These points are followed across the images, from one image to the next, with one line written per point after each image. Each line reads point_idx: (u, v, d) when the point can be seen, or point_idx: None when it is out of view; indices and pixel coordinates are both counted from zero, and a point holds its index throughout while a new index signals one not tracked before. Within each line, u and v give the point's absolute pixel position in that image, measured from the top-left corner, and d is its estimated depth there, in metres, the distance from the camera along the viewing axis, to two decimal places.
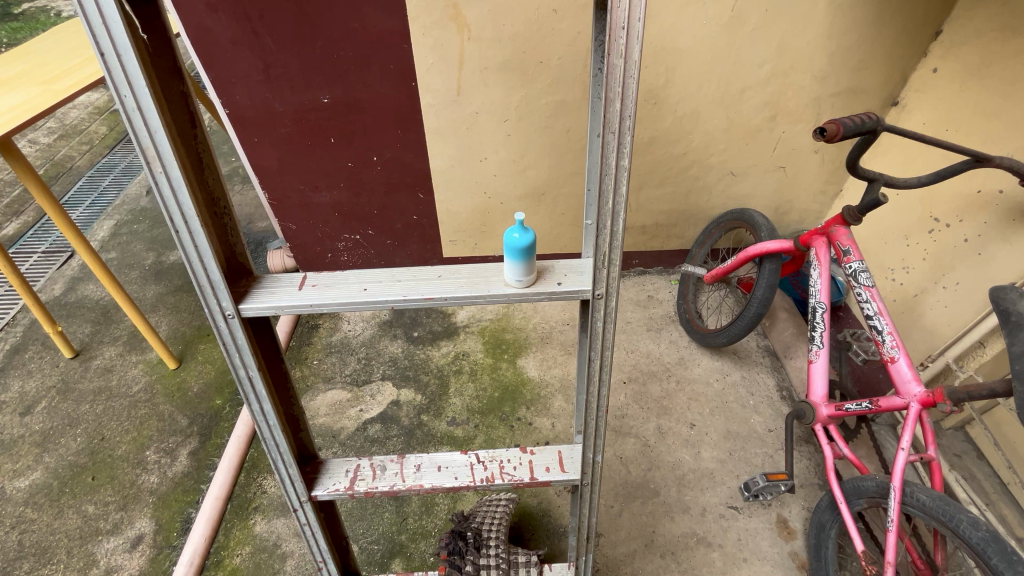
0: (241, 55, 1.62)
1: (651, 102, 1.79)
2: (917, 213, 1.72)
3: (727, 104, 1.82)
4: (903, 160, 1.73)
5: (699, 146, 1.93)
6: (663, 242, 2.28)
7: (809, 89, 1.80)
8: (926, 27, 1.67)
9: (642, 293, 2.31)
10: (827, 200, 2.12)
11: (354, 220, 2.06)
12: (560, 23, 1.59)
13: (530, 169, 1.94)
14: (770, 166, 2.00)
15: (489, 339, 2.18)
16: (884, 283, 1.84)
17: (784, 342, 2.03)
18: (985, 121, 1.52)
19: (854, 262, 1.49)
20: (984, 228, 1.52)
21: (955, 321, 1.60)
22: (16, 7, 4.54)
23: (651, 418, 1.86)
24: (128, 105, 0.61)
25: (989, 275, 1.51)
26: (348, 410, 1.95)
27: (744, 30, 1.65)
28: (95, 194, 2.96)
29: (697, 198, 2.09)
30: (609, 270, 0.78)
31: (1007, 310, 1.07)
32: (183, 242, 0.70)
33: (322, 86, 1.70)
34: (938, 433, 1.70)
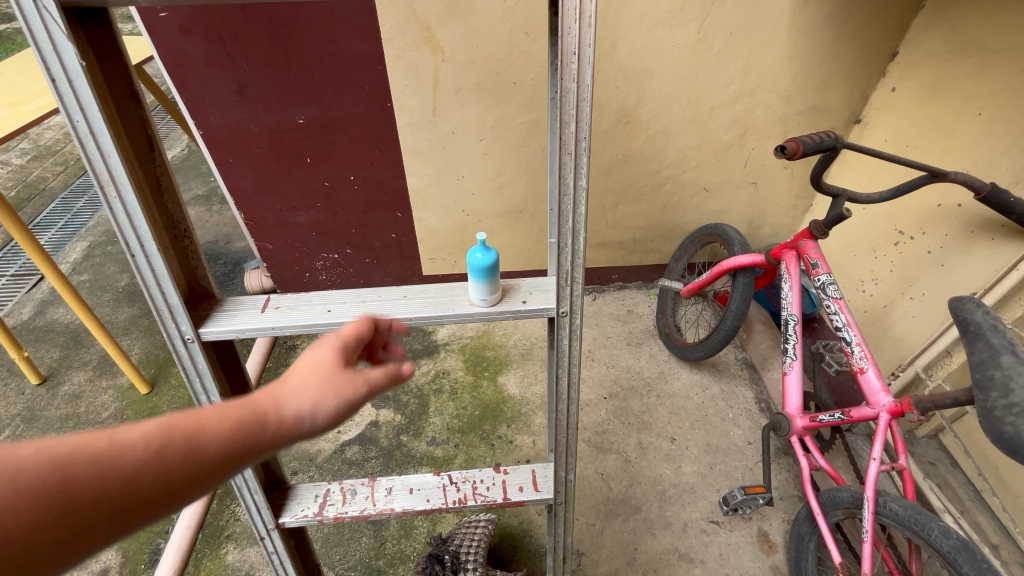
0: (215, 77, 1.61)
1: (623, 121, 1.83)
2: (883, 226, 1.77)
3: (697, 122, 1.86)
4: (867, 176, 1.79)
5: (672, 164, 1.97)
6: (641, 256, 2.31)
7: (776, 108, 1.85)
8: (883, 48, 1.74)
9: (621, 308, 2.33)
10: (799, 213, 2.18)
11: (331, 239, 2.06)
12: (532, 45, 1.63)
13: (507, 187, 1.97)
14: (741, 182, 2.05)
15: (470, 356, 2.17)
16: (856, 294, 1.89)
17: (761, 354, 2.05)
18: (942, 137, 1.58)
19: (822, 275, 1.51)
20: (945, 239, 1.56)
21: (924, 330, 1.63)
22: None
23: (632, 434, 1.86)
24: (80, 130, 0.61)
25: (952, 285, 1.54)
26: (325, 432, 1.91)
27: (709, 52, 1.70)
28: (68, 216, 2.91)
29: (673, 213, 2.14)
30: (572, 288, 0.78)
31: (966, 320, 1.10)
32: (139, 266, 0.69)
33: (298, 107, 1.70)
34: (912, 442, 1.72)
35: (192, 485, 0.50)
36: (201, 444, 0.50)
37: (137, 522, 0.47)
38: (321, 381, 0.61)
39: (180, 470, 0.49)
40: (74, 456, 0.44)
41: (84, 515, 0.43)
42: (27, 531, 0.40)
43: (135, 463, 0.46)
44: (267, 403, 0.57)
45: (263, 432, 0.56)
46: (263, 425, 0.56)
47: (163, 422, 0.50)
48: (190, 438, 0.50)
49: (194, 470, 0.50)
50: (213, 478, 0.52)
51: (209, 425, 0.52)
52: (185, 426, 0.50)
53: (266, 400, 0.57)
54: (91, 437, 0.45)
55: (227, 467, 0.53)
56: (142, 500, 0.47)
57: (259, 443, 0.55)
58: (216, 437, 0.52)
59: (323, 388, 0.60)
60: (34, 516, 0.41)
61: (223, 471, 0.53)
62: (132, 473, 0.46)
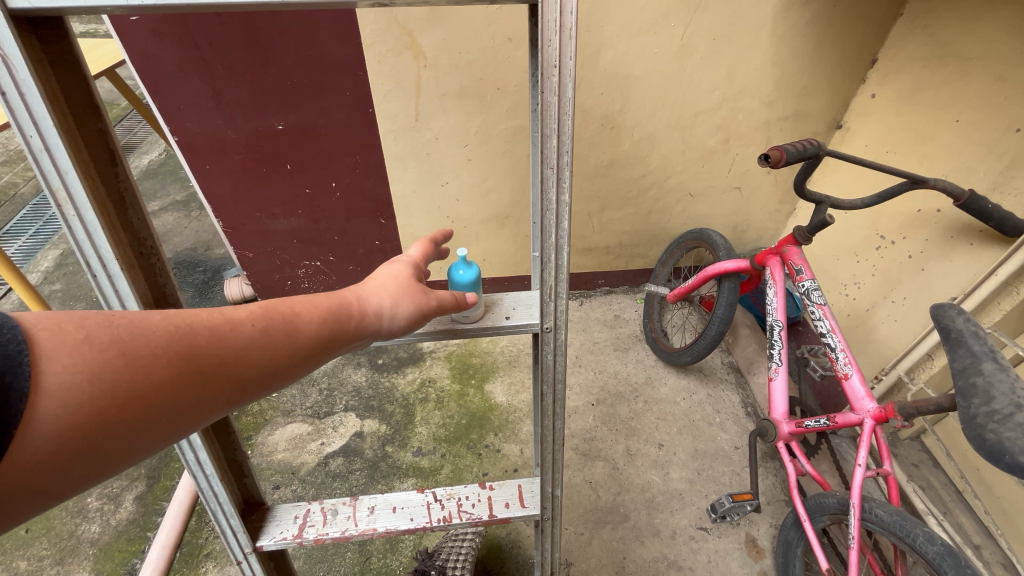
0: (190, 81, 1.56)
1: (608, 127, 1.82)
2: (865, 231, 1.79)
3: (681, 128, 1.86)
4: (849, 182, 1.81)
5: (657, 169, 1.97)
6: (627, 261, 2.31)
7: (760, 113, 1.86)
8: (864, 55, 1.76)
9: (608, 313, 2.32)
10: (782, 217, 2.20)
11: (313, 246, 2.03)
12: (516, 51, 1.61)
13: (492, 193, 1.95)
14: (726, 187, 2.06)
15: (456, 364, 2.15)
16: (839, 298, 1.90)
17: (747, 358, 2.06)
18: (921, 143, 1.60)
19: (807, 281, 1.51)
20: (926, 244, 1.58)
21: (905, 334, 1.65)
22: None
23: (620, 440, 1.85)
24: (34, 146, 0.58)
25: (933, 289, 1.56)
26: (309, 444, 1.87)
27: (693, 59, 1.69)
28: (40, 223, 2.82)
29: (659, 218, 2.14)
30: (556, 303, 0.76)
31: (948, 326, 1.10)
32: (102, 286, 0.67)
33: (277, 113, 1.66)
34: (895, 444, 1.74)
35: (292, 361, 0.58)
36: (297, 325, 0.59)
37: (252, 389, 0.55)
38: (395, 282, 0.70)
39: (281, 346, 0.57)
40: (203, 327, 0.51)
41: (215, 372, 0.51)
42: (173, 382, 0.47)
43: (250, 337, 0.54)
44: (350, 298, 0.65)
45: (347, 323, 0.64)
46: (347, 317, 0.64)
47: (265, 308, 0.58)
48: (290, 322, 0.58)
49: (295, 348, 0.58)
50: (309, 359, 0.60)
51: (305, 312, 0.60)
52: (284, 312, 0.58)
53: (349, 295, 0.66)
54: (213, 313, 0.53)
55: (320, 349, 0.61)
56: (253, 367, 0.54)
57: (346, 330, 0.63)
58: (310, 321, 0.60)
59: (397, 289, 0.69)
60: (178, 370, 0.48)
61: (315, 353, 0.61)
62: (247, 346, 0.54)
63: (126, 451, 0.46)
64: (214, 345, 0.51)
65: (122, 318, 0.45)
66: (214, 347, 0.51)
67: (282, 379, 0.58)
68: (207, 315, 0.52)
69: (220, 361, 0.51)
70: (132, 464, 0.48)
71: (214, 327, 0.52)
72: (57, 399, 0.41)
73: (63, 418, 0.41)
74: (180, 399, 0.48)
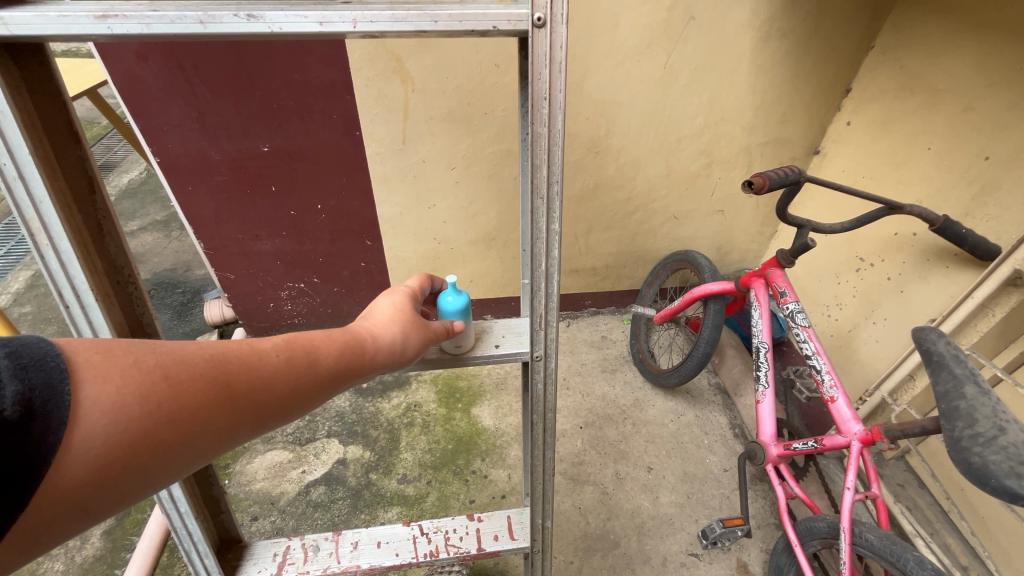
0: (173, 103, 1.54)
1: (594, 151, 1.84)
2: (844, 254, 1.83)
3: (665, 153, 1.90)
4: (827, 206, 1.85)
5: (642, 193, 2.00)
6: (614, 282, 2.32)
7: (740, 139, 1.90)
8: (838, 85, 1.82)
9: (595, 334, 2.32)
10: (764, 239, 2.25)
11: (297, 268, 2.00)
12: (503, 77, 1.63)
13: (479, 215, 1.96)
14: (709, 210, 2.10)
15: (442, 387, 2.11)
16: (822, 319, 1.93)
17: (734, 380, 2.06)
18: (896, 169, 1.65)
19: (791, 303, 1.53)
20: (904, 267, 1.62)
21: (887, 355, 1.68)
22: None
23: (608, 464, 1.83)
24: (8, 174, 0.56)
25: (911, 311, 1.59)
26: (289, 472, 1.81)
27: (676, 86, 1.73)
28: (11, 243, 2.74)
29: (644, 240, 2.16)
30: (546, 331, 0.75)
31: (929, 350, 1.13)
32: (75, 317, 0.65)
33: (262, 135, 1.65)
34: (881, 464, 1.75)
35: (314, 392, 0.57)
36: (318, 357, 0.58)
37: (273, 421, 0.54)
38: (401, 315, 0.70)
39: (305, 376, 0.56)
40: (225, 360, 0.50)
41: (234, 405, 0.49)
42: (191, 416, 0.46)
43: (276, 370, 0.54)
44: (364, 332, 0.64)
45: (364, 359, 0.63)
46: (365, 350, 0.63)
47: (289, 340, 0.57)
48: (308, 356, 0.57)
49: (315, 383, 0.57)
50: (325, 394, 0.59)
51: (326, 346, 0.59)
52: (308, 344, 0.58)
53: (365, 327, 0.65)
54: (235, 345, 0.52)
55: (338, 384, 0.60)
56: (278, 397, 0.54)
57: (364, 362, 0.63)
58: (333, 353, 0.59)
59: (405, 322, 0.69)
60: (198, 403, 0.46)
61: (334, 386, 0.60)
62: (273, 377, 0.53)
63: (156, 479, 0.45)
64: (232, 379, 0.50)
65: (162, 346, 0.45)
66: (232, 381, 0.49)
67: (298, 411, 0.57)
68: (225, 350, 0.50)
69: (241, 395, 0.50)
70: (150, 492, 0.46)
71: (236, 361, 0.51)
72: (93, 423, 0.40)
73: (102, 445, 0.40)
74: (198, 431, 0.46)
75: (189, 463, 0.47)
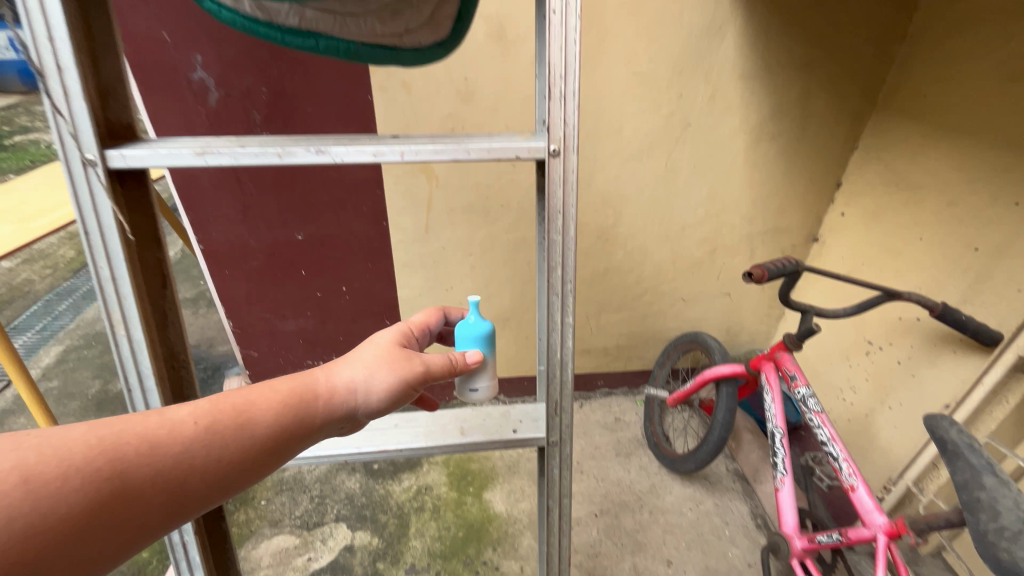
0: (222, 198, 1.71)
1: (603, 239, 1.96)
2: (852, 337, 1.86)
3: (670, 240, 2.01)
4: (830, 292, 1.92)
5: (650, 276, 2.09)
6: (626, 362, 2.34)
7: (741, 227, 2.02)
8: (829, 180, 1.96)
9: (609, 415, 2.31)
10: (773, 320, 2.30)
11: (318, 347, 2.08)
12: (518, 174, 1.79)
13: (494, 297, 2.05)
14: (716, 293, 2.17)
15: (454, 470, 2.08)
16: (838, 403, 1.92)
17: (753, 466, 1.99)
18: (893, 257, 1.73)
19: (801, 388, 1.55)
20: (912, 351, 1.64)
21: (906, 441, 1.65)
22: (7, 139, 4.78)
23: (625, 557, 1.75)
24: (103, 275, 0.67)
25: (926, 396, 1.59)
26: (295, 560, 1.76)
27: (677, 182, 1.88)
28: (48, 318, 2.88)
29: (654, 321, 2.22)
30: (561, 416, 0.80)
31: (942, 437, 1.11)
32: (135, 399, 0.72)
33: (298, 225, 1.80)
34: (917, 562, 1.62)
35: (247, 449, 0.65)
36: (251, 416, 0.66)
37: (216, 483, 0.63)
38: (363, 360, 0.79)
39: (233, 439, 0.64)
40: (142, 441, 0.58)
41: (158, 481, 0.58)
42: (108, 499, 0.55)
43: (198, 440, 0.62)
44: (305, 381, 0.73)
45: (305, 408, 0.70)
46: (304, 402, 0.70)
47: (214, 405, 0.65)
48: (237, 419, 0.65)
49: (245, 443, 0.65)
50: (266, 447, 0.67)
51: (257, 405, 0.67)
52: (233, 406, 0.66)
53: (307, 378, 0.74)
54: (157, 422, 0.60)
55: (278, 435, 0.68)
56: (206, 463, 0.62)
57: (301, 412, 0.70)
58: (264, 410, 0.67)
59: (365, 366, 0.78)
60: (112, 487, 0.55)
61: (273, 439, 0.67)
62: (194, 448, 0.61)
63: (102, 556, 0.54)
64: (151, 457, 0.58)
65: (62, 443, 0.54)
66: (150, 459, 0.58)
67: (241, 472, 0.65)
68: (149, 429, 0.59)
69: (159, 470, 0.58)
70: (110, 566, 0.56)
71: (155, 439, 0.59)
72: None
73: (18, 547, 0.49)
74: (121, 512, 0.55)
75: (132, 540, 0.56)
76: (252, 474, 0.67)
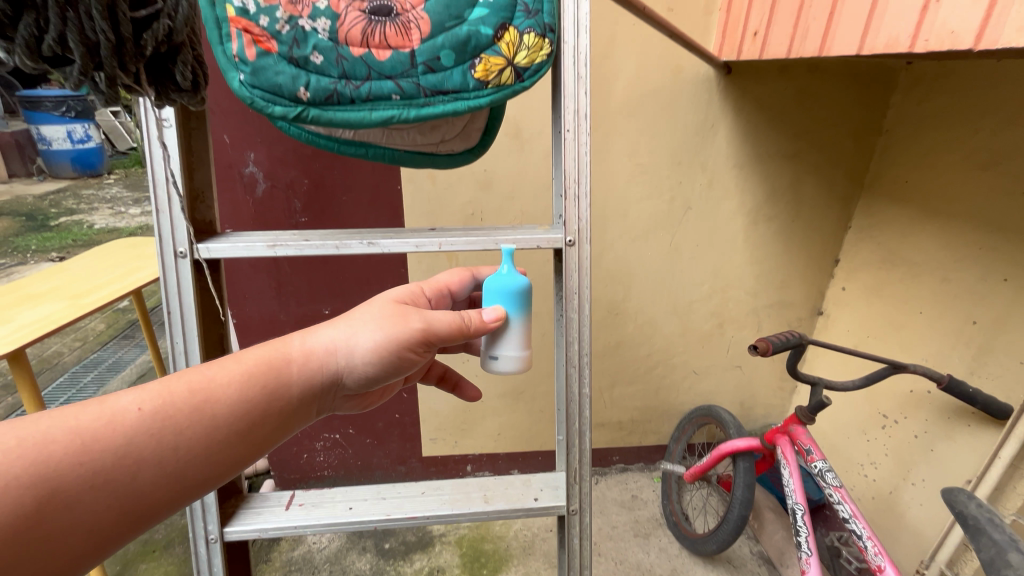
0: (258, 277, 1.85)
1: (613, 313, 2.04)
2: (867, 410, 1.86)
3: (679, 314, 2.09)
4: (840, 365, 1.95)
5: (660, 349, 2.15)
6: (641, 436, 2.33)
7: (746, 302, 2.10)
8: (827, 257, 2.06)
9: (625, 493, 2.26)
10: (786, 393, 2.31)
11: (335, 420, 2.11)
12: (532, 254, 1.92)
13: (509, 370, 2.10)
14: (727, 365, 2.21)
15: (467, 550, 2.02)
16: (860, 480, 1.88)
17: (778, 547, 1.92)
18: (897, 330, 1.78)
19: (818, 462, 1.55)
20: (927, 424, 1.64)
21: (935, 521, 1.61)
22: (53, 221, 5.14)
23: None
24: (178, 347, 0.85)
25: (948, 472, 1.57)
26: None
27: (682, 259, 1.99)
28: (72, 390, 2.96)
29: (667, 394, 2.24)
30: (581, 484, 0.84)
31: (963, 512, 1.11)
32: None
33: (326, 301, 1.92)
34: None
35: (214, 428, 0.63)
36: (214, 395, 0.64)
37: (183, 466, 0.61)
38: (352, 323, 0.77)
39: (192, 421, 0.62)
40: (75, 439, 0.54)
41: (113, 472, 0.56)
42: (35, 508, 0.50)
43: (151, 427, 0.59)
44: (271, 358, 0.70)
45: (270, 384, 0.68)
46: (270, 378, 0.69)
47: (163, 393, 0.61)
48: (192, 403, 0.62)
49: (201, 428, 0.62)
50: (228, 429, 0.64)
51: (215, 385, 0.65)
52: (186, 393, 0.63)
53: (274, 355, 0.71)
54: (97, 414, 0.57)
55: (241, 415, 0.66)
56: (164, 447, 0.59)
57: (265, 389, 0.68)
58: (225, 390, 0.65)
59: (352, 328, 0.76)
60: (39, 495, 0.51)
61: (236, 417, 0.65)
62: (146, 436, 0.58)
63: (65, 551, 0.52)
64: (87, 457, 0.54)
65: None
66: (85, 460, 0.54)
67: (206, 457, 0.62)
68: (86, 427, 0.56)
69: (96, 470, 0.55)
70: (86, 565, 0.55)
71: (93, 436, 0.56)
72: None
73: None
74: (56, 518, 0.52)
75: (104, 534, 0.55)
76: (215, 463, 0.64)
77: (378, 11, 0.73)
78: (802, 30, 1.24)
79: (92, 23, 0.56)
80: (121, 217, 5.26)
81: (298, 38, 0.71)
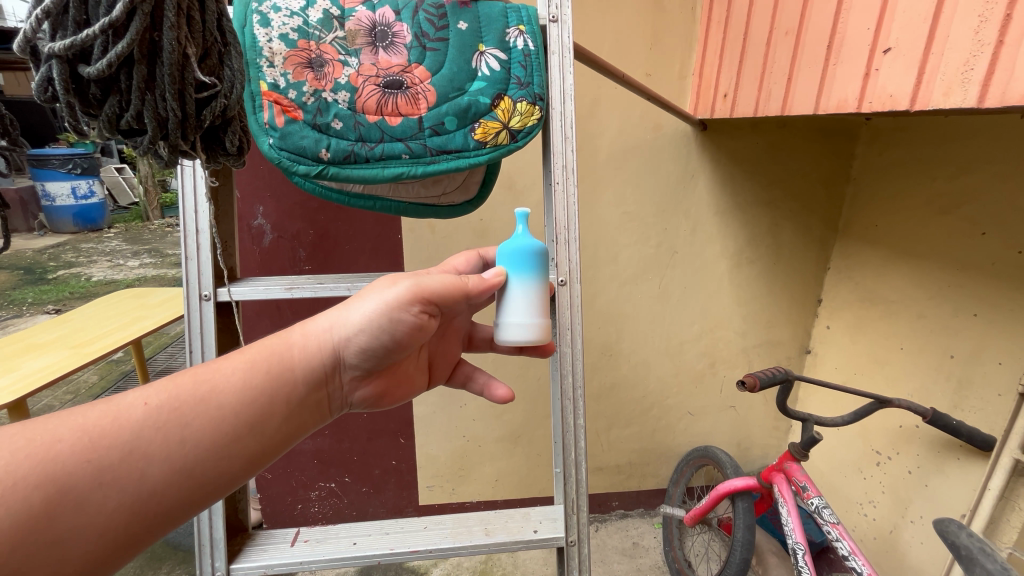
0: (262, 323, 1.89)
1: (607, 354, 2.09)
2: (861, 447, 1.88)
3: (671, 355, 2.14)
4: (831, 403, 1.99)
5: (655, 390, 2.18)
6: (639, 480, 2.32)
7: (736, 341, 2.17)
8: (810, 297, 2.14)
9: (626, 540, 2.22)
10: (781, 434, 2.34)
11: (331, 468, 2.09)
12: None
13: (506, 414, 2.12)
14: (721, 405, 2.24)
15: None
16: (860, 519, 1.88)
17: None
18: (881, 367, 1.84)
19: (814, 498, 1.57)
20: (920, 459, 1.66)
21: (937, 559, 1.61)
22: (51, 273, 5.19)
23: None
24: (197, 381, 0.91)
25: (944, 507, 1.59)
26: None
27: (671, 301, 2.06)
28: None
29: (664, 436, 2.25)
30: (579, 516, 0.87)
31: (955, 542, 1.14)
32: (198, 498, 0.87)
33: None
34: None
35: (217, 421, 0.65)
36: (216, 390, 0.66)
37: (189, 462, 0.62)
38: (349, 298, 0.80)
39: (196, 416, 0.64)
40: (83, 436, 0.57)
41: (120, 468, 0.58)
42: (45, 504, 0.52)
43: (155, 423, 0.61)
44: (271, 353, 0.72)
45: (272, 374, 0.71)
46: (271, 374, 0.71)
47: (169, 391, 0.64)
48: (196, 395, 0.64)
49: (206, 418, 0.64)
50: (234, 418, 0.66)
51: (218, 377, 0.67)
52: (188, 390, 0.65)
53: (273, 350, 0.73)
54: (105, 412, 0.59)
55: (246, 404, 0.68)
56: (168, 442, 0.61)
57: (265, 384, 0.70)
58: (225, 385, 0.67)
59: (346, 303, 0.79)
60: (53, 491, 0.53)
61: (239, 409, 0.67)
62: (151, 431, 0.60)
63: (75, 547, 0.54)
64: (94, 454, 0.56)
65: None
66: (92, 456, 0.56)
67: (213, 452, 0.64)
68: (93, 423, 0.58)
69: (104, 467, 0.56)
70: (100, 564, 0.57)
71: (100, 433, 0.58)
72: None
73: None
74: (70, 517, 0.54)
75: (117, 532, 0.57)
76: (226, 454, 0.66)
77: (391, 85, 0.84)
78: (766, 92, 1.38)
79: (165, 103, 0.65)
80: (119, 269, 5.33)
81: (321, 108, 0.83)
